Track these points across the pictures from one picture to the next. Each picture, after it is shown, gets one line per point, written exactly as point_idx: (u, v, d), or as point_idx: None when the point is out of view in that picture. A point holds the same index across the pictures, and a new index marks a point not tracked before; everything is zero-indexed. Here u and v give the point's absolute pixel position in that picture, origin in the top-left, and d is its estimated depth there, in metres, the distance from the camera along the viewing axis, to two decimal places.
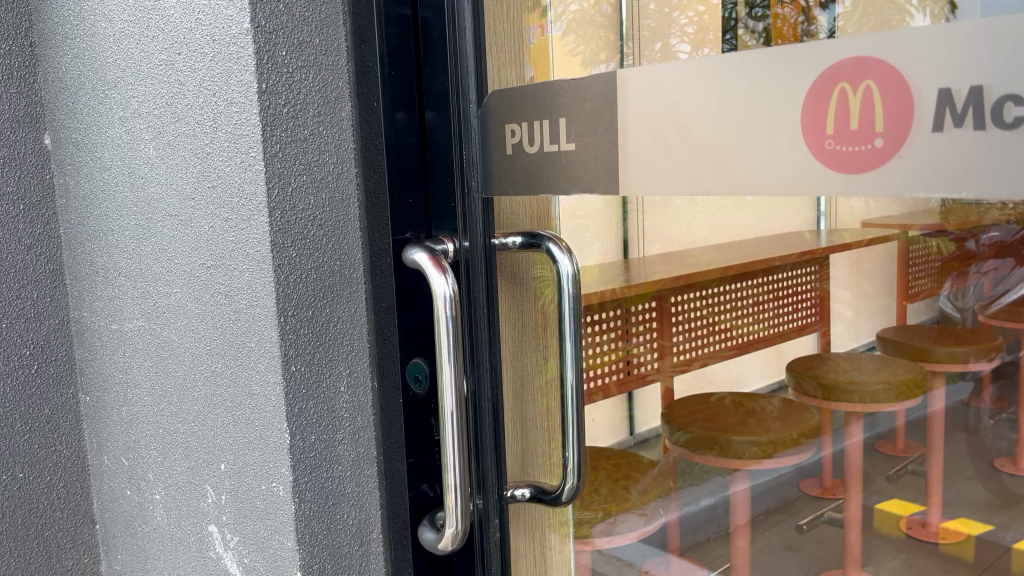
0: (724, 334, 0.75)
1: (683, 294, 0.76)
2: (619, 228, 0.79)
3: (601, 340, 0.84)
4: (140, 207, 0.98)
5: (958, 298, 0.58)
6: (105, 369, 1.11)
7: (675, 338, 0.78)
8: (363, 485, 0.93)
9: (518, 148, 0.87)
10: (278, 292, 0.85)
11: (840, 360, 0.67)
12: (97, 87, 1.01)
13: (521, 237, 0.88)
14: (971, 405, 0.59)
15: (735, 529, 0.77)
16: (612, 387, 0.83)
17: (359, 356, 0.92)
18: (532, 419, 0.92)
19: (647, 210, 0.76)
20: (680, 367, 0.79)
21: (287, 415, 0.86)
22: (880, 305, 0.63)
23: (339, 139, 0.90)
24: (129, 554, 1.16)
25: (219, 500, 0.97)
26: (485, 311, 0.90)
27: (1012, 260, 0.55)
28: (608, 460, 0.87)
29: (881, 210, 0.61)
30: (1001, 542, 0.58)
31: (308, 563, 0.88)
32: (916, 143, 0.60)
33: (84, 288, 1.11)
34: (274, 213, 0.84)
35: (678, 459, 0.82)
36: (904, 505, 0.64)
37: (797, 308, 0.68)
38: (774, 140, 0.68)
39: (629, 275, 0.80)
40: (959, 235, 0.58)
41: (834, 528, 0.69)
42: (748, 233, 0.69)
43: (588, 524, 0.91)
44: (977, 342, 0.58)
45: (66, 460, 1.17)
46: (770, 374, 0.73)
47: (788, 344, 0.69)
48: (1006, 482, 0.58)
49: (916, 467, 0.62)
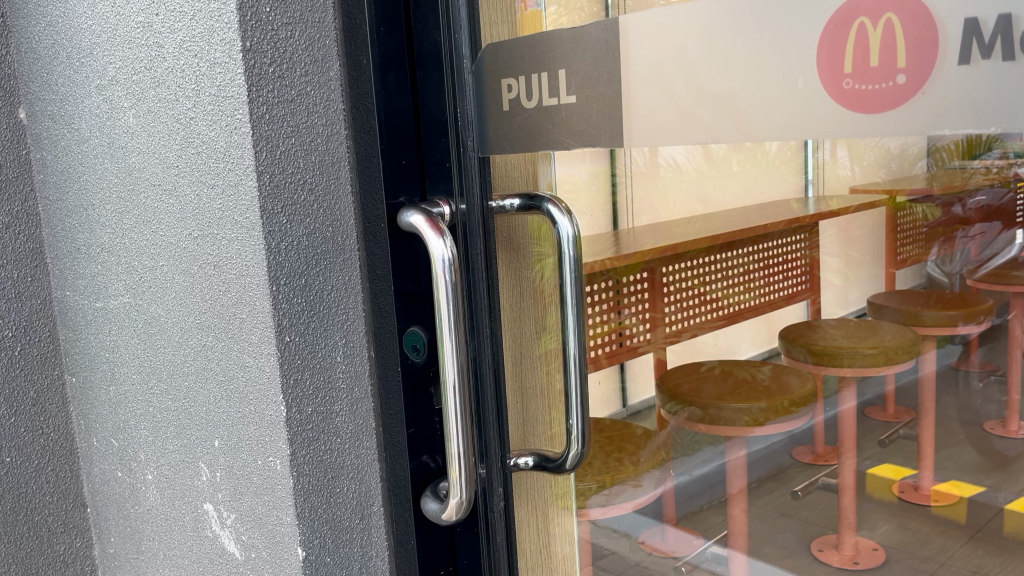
0: (714, 304, 0.74)
1: (673, 265, 0.75)
2: (607, 199, 0.79)
3: (597, 311, 0.83)
4: (123, 177, 1.03)
5: (945, 263, 0.59)
6: (93, 348, 1.20)
7: (667, 309, 0.77)
8: (362, 457, 0.91)
9: (516, 104, 0.83)
10: (269, 259, 0.81)
11: (831, 329, 0.68)
12: (75, 58, 1.08)
13: (519, 199, 0.85)
14: (960, 369, 0.59)
15: (734, 493, 0.78)
16: (602, 359, 0.84)
17: (356, 325, 0.90)
18: (532, 390, 0.93)
19: (636, 180, 0.76)
20: (672, 338, 0.78)
21: (283, 387, 0.84)
22: (867, 273, 0.63)
23: (327, 100, 0.85)
24: (123, 535, 1.27)
25: (214, 477, 0.99)
26: (483, 277, 0.89)
27: (999, 223, 0.55)
28: (601, 433, 0.89)
29: (868, 175, 0.61)
30: (994, 504, 0.59)
31: (308, 538, 0.87)
32: (940, 78, 0.57)
33: (72, 265, 1.20)
34: (262, 177, 0.80)
35: (672, 429, 0.83)
36: (896, 470, 0.65)
37: (789, 275, 0.68)
38: (792, 83, 0.65)
39: (619, 246, 0.79)
40: (945, 200, 0.57)
41: (829, 494, 0.70)
42: (736, 203, 0.70)
43: (582, 496, 0.92)
44: (965, 306, 0.58)
45: (55, 443, 1.30)
46: (760, 344, 0.73)
47: (779, 313, 0.70)
48: (996, 444, 0.58)
49: (908, 433, 0.63)
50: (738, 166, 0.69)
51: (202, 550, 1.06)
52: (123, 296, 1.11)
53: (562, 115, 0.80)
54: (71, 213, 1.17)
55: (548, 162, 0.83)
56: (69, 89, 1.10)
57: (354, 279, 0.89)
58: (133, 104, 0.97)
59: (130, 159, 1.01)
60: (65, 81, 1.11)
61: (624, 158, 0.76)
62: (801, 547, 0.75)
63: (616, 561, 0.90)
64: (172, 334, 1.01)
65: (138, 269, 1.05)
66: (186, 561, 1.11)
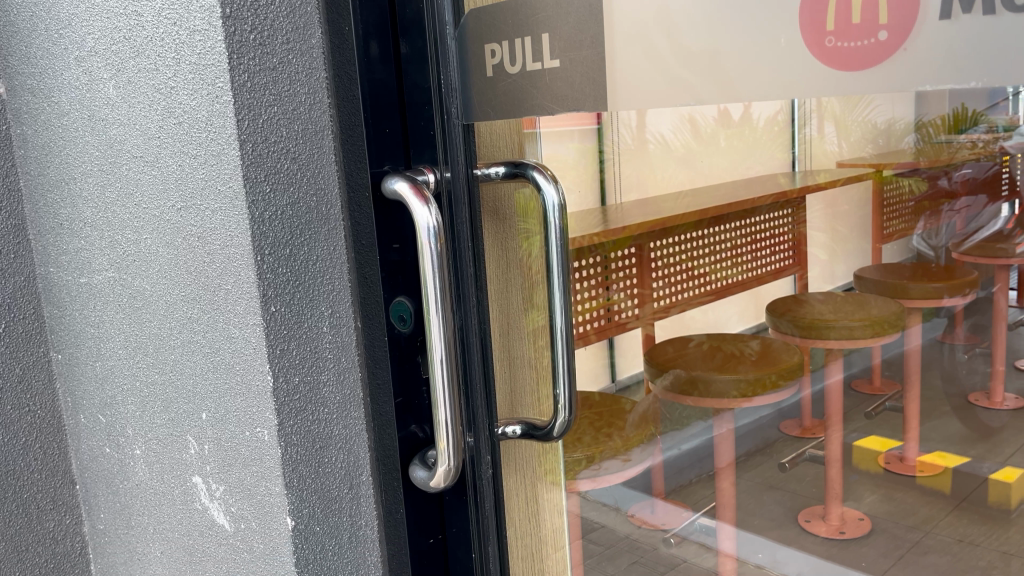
0: (702, 279, 0.75)
1: (660, 241, 0.76)
2: (594, 176, 0.78)
3: (585, 286, 0.83)
4: (104, 149, 1.02)
5: (931, 237, 0.61)
6: (79, 324, 1.20)
7: (656, 285, 0.78)
8: (350, 427, 0.92)
9: (499, 69, 0.83)
10: (253, 229, 0.81)
11: (818, 304, 0.71)
12: (52, 29, 1.06)
13: (503, 166, 0.85)
14: (946, 342, 0.63)
15: (722, 467, 0.80)
16: (591, 335, 0.84)
17: (342, 296, 0.90)
18: (520, 360, 0.93)
19: (625, 158, 0.75)
20: (661, 314, 0.79)
21: (269, 357, 0.83)
22: (855, 247, 0.66)
23: (309, 68, 0.85)
24: (113, 511, 1.27)
25: (202, 450, 1.00)
26: (470, 251, 0.89)
27: (985, 196, 0.58)
28: (591, 409, 0.89)
29: (853, 151, 0.63)
30: (979, 473, 0.63)
31: (297, 508, 0.88)
32: (923, 33, 0.58)
33: (54, 241, 1.19)
34: (244, 146, 0.79)
35: (659, 402, 0.85)
36: (882, 442, 0.68)
37: (775, 251, 0.70)
38: (773, 41, 0.65)
39: (607, 222, 0.79)
40: (932, 173, 0.59)
41: (816, 465, 0.73)
42: (724, 178, 0.71)
43: (572, 470, 0.94)
44: (952, 281, 0.61)
45: (42, 420, 1.29)
46: (748, 318, 0.75)
47: (766, 287, 0.72)
48: (981, 415, 0.62)
49: (894, 404, 0.66)
50: (726, 142, 0.69)
51: (191, 523, 1.06)
52: (107, 271, 1.10)
53: (545, 79, 0.80)
54: (53, 188, 1.16)
55: (535, 142, 0.82)
56: (48, 61, 1.09)
57: (339, 250, 0.89)
58: (114, 75, 0.96)
59: (111, 131, 1.00)
60: (44, 53, 1.09)
61: (613, 132, 0.76)
62: (789, 518, 0.78)
63: (606, 534, 0.91)
64: (157, 307, 1.01)
65: (122, 243, 1.04)
66: (176, 534, 1.12)
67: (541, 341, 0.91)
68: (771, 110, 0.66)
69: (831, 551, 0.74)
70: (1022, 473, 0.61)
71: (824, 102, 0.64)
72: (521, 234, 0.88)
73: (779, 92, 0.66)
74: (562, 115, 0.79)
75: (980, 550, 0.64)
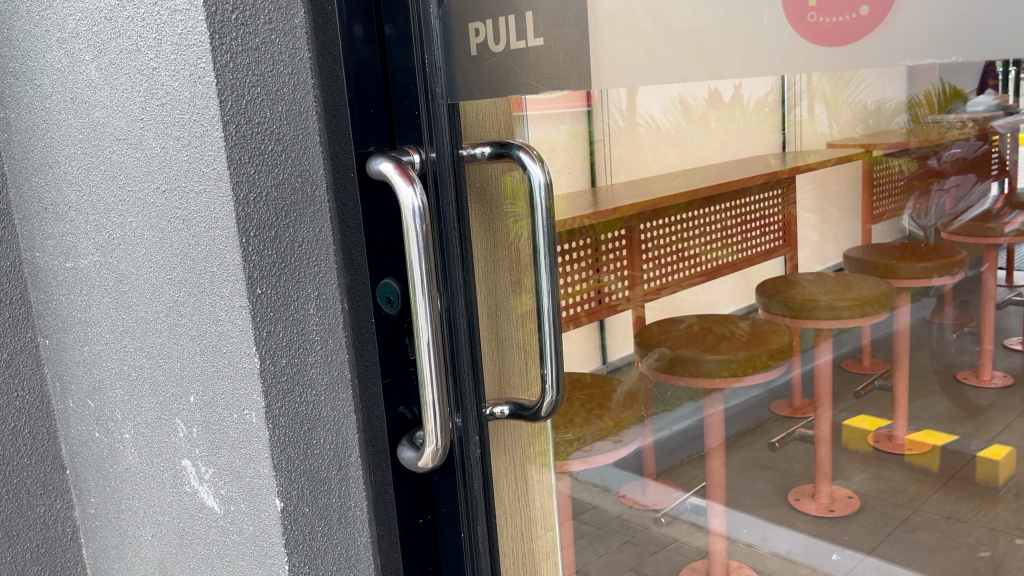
0: (693, 260, 0.76)
1: (650, 222, 0.76)
2: (585, 157, 0.78)
3: (574, 269, 0.83)
4: (87, 132, 1.01)
5: (921, 217, 0.64)
6: (65, 309, 1.19)
7: (646, 267, 0.78)
8: (339, 409, 0.92)
9: (483, 48, 0.82)
10: (237, 210, 0.81)
11: (808, 285, 0.74)
12: (33, 11, 1.05)
13: (489, 147, 0.84)
14: (935, 321, 0.66)
15: (713, 448, 0.82)
16: (582, 317, 0.85)
17: (328, 278, 0.90)
18: (509, 341, 0.93)
19: (615, 141, 0.75)
20: (652, 295, 0.79)
21: (255, 339, 0.83)
22: (845, 228, 0.68)
23: (292, 48, 0.84)
24: (103, 495, 1.27)
25: (191, 433, 1.00)
26: (457, 233, 0.88)
27: (974, 176, 0.60)
28: (582, 391, 0.90)
29: (844, 131, 0.63)
30: (966, 450, 0.68)
31: (287, 489, 0.88)
32: (903, 7, 0.59)
33: (39, 226, 1.19)
34: (228, 127, 0.79)
35: (649, 382, 0.85)
36: (871, 421, 0.72)
37: (765, 231, 0.72)
38: (757, 16, 0.66)
39: (597, 202, 0.79)
40: (921, 153, 0.61)
41: (805, 445, 0.77)
42: (714, 158, 0.71)
43: (563, 450, 0.94)
44: (938, 258, 0.64)
45: (31, 406, 1.29)
46: (738, 300, 0.77)
47: (755, 268, 0.74)
48: (969, 394, 0.66)
49: (882, 383, 0.69)
50: (715, 125, 0.69)
51: (181, 506, 1.07)
52: (93, 255, 1.09)
53: (530, 58, 0.79)
54: (36, 172, 1.15)
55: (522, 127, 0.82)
56: (29, 44, 1.08)
57: (326, 233, 0.89)
58: (95, 57, 0.95)
59: (94, 114, 0.99)
60: (25, 36, 1.08)
61: (602, 118, 0.76)
62: (779, 497, 0.82)
63: (598, 514, 0.93)
64: (143, 291, 1.00)
65: (107, 226, 1.03)
66: (166, 518, 1.12)
67: (529, 321, 0.92)
68: (761, 92, 0.67)
69: (820, 529, 0.78)
70: (1008, 449, 0.66)
71: (814, 82, 0.64)
72: (509, 216, 0.88)
73: (760, 67, 0.67)
74: (547, 92, 0.79)
75: (968, 525, 0.69)
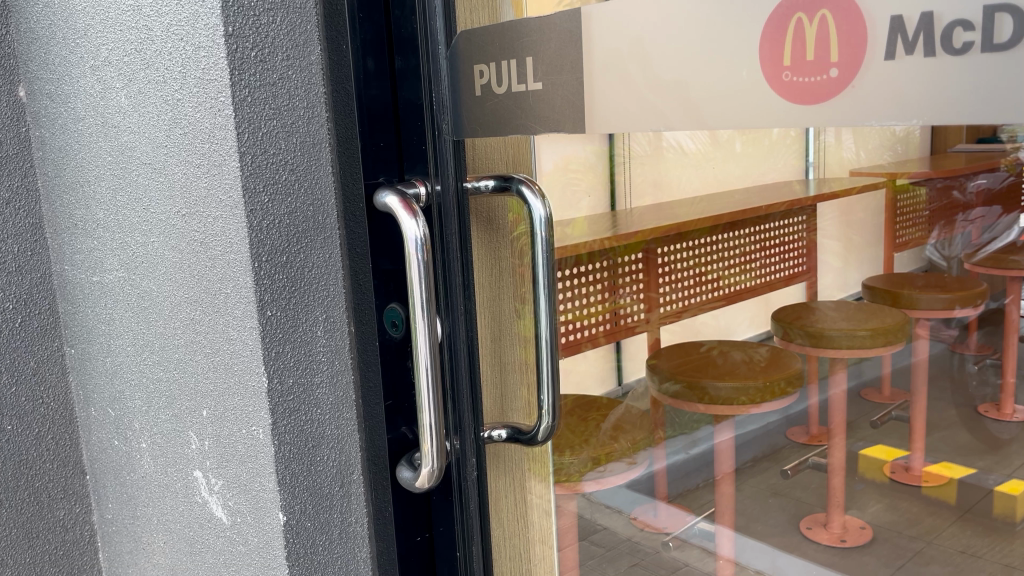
0: (714, 284, 0.76)
1: (672, 245, 0.76)
2: (607, 180, 0.79)
3: (592, 290, 0.84)
4: (116, 155, 1.07)
5: (945, 247, 0.60)
6: (91, 321, 1.25)
7: (664, 290, 0.78)
8: (342, 427, 0.96)
9: (486, 89, 0.86)
10: (251, 236, 0.85)
11: (828, 312, 0.70)
12: (69, 38, 1.11)
13: (493, 180, 0.88)
14: (956, 352, 0.61)
15: (725, 473, 0.80)
16: (600, 338, 0.85)
17: (336, 301, 0.94)
18: (508, 364, 0.96)
19: (636, 163, 0.77)
20: (670, 318, 0.80)
21: (265, 359, 0.87)
22: (868, 255, 0.64)
23: (309, 83, 0.89)
24: (120, 501, 1.31)
25: (203, 446, 1.04)
26: (460, 256, 0.92)
27: (1000, 208, 0.56)
28: (598, 412, 0.91)
29: (870, 159, 0.62)
30: (984, 484, 0.62)
31: (290, 504, 0.92)
32: (869, 71, 0.63)
33: (68, 241, 1.25)
34: (245, 157, 0.83)
35: (665, 408, 0.85)
36: (888, 451, 0.66)
37: (785, 259, 0.70)
38: (736, 75, 0.70)
39: (617, 226, 0.80)
40: (946, 182, 0.58)
41: (819, 474, 0.72)
42: (736, 185, 0.71)
43: (577, 473, 0.95)
44: (961, 290, 0.59)
45: (55, 413, 1.34)
46: (758, 325, 0.75)
47: (776, 293, 0.72)
48: (992, 427, 0.59)
49: (900, 414, 0.65)
50: (741, 148, 0.70)
51: (191, 515, 1.11)
52: (117, 271, 1.15)
53: (530, 101, 0.84)
54: (68, 189, 1.20)
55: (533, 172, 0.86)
56: (65, 69, 1.14)
57: (336, 258, 0.93)
58: (125, 85, 1.00)
59: (122, 138, 1.04)
60: (61, 61, 1.14)
61: (625, 140, 0.77)
62: (791, 526, 0.77)
63: (607, 536, 0.93)
64: (162, 308, 1.05)
65: (132, 245, 1.08)
66: (178, 526, 1.16)
67: (529, 345, 0.93)
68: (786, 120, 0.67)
69: (832, 559, 0.74)
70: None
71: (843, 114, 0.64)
72: (512, 243, 0.91)
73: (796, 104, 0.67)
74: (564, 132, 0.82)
75: (981, 561, 0.63)
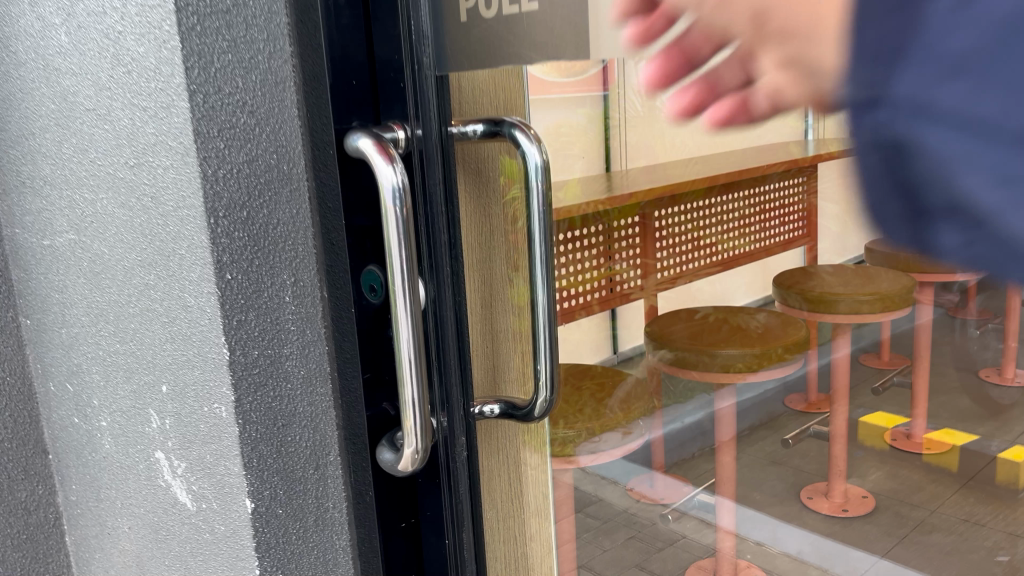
0: (711, 250, 0.69)
1: (667, 207, 0.67)
2: (599, 144, 0.67)
3: (584, 255, 0.76)
4: (59, 103, 0.95)
5: None
6: (44, 289, 1.14)
7: (660, 255, 0.72)
8: (316, 405, 0.86)
9: (473, 14, 0.73)
10: (204, 186, 0.77)
11: (828, 277, 0.61)
12: None
13: (481, 125, 0.76)
14: None
15: (725, 441, 0.78)
16: (594, 306, 0.78)
17: (306, 263, 0.83)
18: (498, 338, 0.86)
19: (630, 123, 0.63)
20: (666, 285, 0.74)
21: (224, 328, 0.79)
22: None
23: (269, 12, 0.78)
24: (84, 483, 1.22)
25: (164, 425, 0.94)
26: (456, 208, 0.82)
27: None
28: (592, 380, 0.83)
29: None
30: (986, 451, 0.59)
31: (258, 488, 0.84)
32: None
33: (17, 202, 1.13)
34: (194, 96, 0.76)
35: (660, 373, 0.83)
36: (890, 417, 0.64)
37: (785, 223, 0.61)
38: None
39: (611, 186, 0.69)
40: None
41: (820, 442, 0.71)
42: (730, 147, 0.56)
43: (571, 443, 0.87)
44: None
45: (11, 389, 1.24)
46: (756, 292, 0.70)
47: (775, 258, 0.65)
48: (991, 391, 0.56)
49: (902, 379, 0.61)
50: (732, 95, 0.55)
51: (155, 500, 1.01)
52: (68, 233, 1.04)
53: (522, 24, 0.70)
54: (14, 144, 1.09)
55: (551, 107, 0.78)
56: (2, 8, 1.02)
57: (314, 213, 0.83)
58: (65, 21, 0.89)
59: (64, 82, 0.93)
60: None
61: (620, 99, 0.63)
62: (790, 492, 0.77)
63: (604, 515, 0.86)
64: (115, 273, 0.94)
65: (80, 203, 0.97)
66: (142, 511, 1.06)
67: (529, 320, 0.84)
68: None
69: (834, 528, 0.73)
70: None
71: None
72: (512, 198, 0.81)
73: None
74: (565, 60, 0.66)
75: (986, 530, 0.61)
